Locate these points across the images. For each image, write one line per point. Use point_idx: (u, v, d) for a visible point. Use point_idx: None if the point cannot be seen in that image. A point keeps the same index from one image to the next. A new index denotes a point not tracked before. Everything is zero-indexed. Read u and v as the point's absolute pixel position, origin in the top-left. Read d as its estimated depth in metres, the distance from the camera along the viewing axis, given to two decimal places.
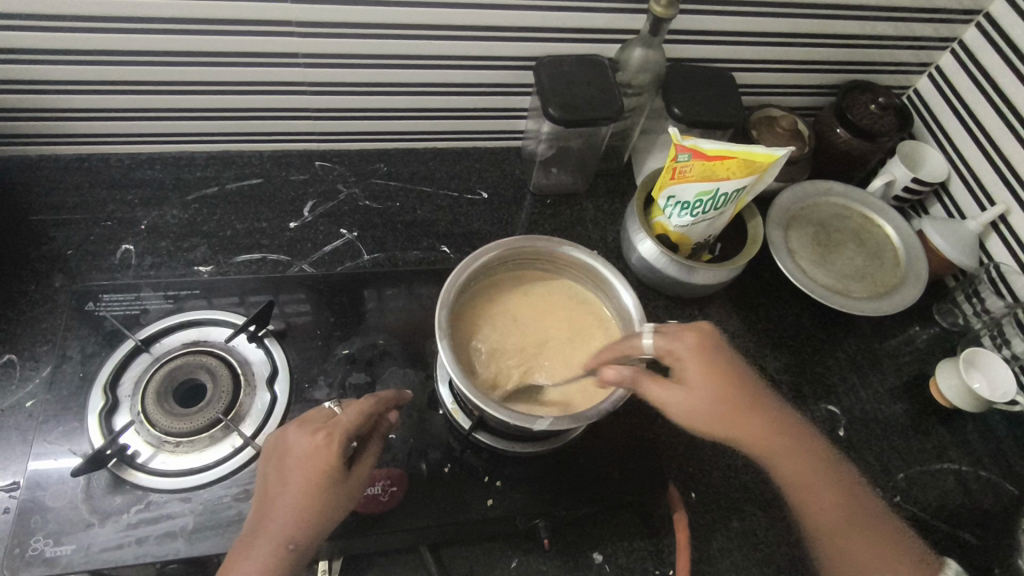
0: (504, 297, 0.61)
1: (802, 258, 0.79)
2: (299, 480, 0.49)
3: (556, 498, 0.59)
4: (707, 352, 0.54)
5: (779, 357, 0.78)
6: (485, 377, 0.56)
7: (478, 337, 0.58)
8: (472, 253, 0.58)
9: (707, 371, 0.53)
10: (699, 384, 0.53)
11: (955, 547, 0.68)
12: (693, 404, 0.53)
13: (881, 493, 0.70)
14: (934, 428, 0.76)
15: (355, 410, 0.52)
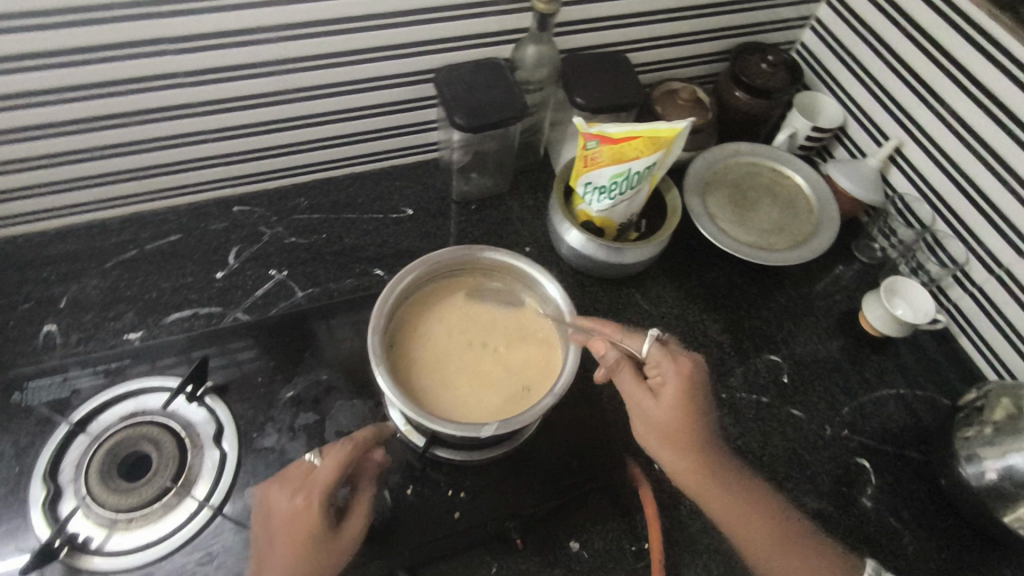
0: (414, 341, 0.59)
1: (721, 220, 0.82)
2: (290, 537, 0.50)
3: (520, 499, 0.60)
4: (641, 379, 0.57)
5: (718, 318, 0.80)
6: (452, 410, 0.56)
7: (423, 388, 0.57)
8: (370, 321, 0.55)
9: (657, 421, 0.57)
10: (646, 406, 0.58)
11: (902, 467, 0.72)
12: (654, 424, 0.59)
13: (831, 430, 0.74)
14: (870, 358, 0.80)
15: (331, 462, 0.52)
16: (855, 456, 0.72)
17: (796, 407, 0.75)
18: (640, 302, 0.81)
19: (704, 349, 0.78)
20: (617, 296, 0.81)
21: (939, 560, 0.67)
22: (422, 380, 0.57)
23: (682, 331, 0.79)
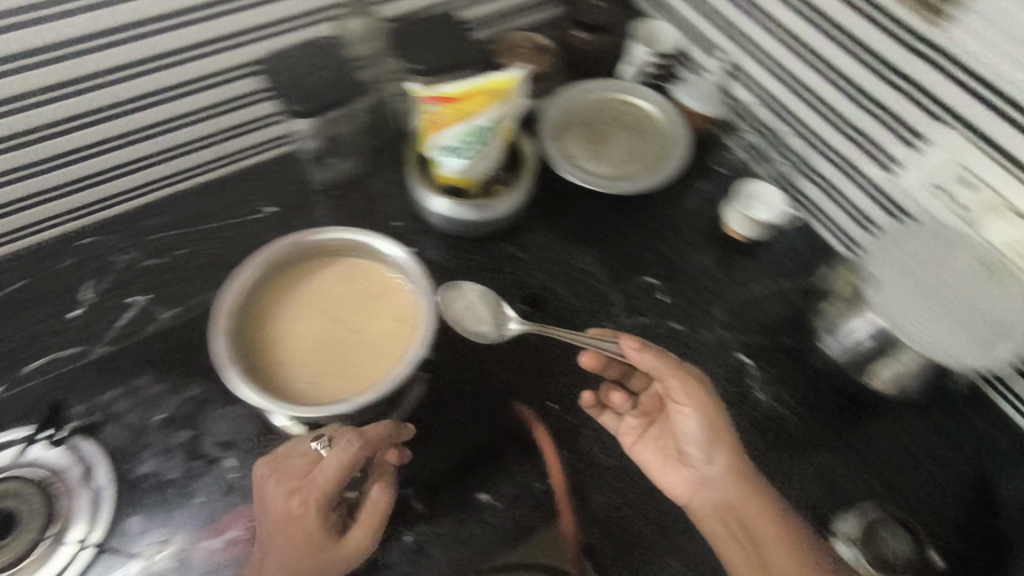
0: (277, 359, 0.59)
1: (579, 159, 0.84)
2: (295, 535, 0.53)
3: None
4: (702, 386, 0.63)
5: (591, 253, 0.84)
6: (347, 382, 0.58)
7: (311, 384, 0.58)
8: (227, 378, 0.54)
9: (712, 432, 0.62)
10: (699, 415, 0.62)
11: (779, 355, 0.77)
12: (694, 437, 0.63)
13: (708, 334, 0.79)
14: (739, 262, 0.84)
15: (332, 465, 0.53)
16: (733, 353, 0.77)
17: (674, 321, 0.79)
18: (517, 254, 0.83)
19: (580, 285, 0.81)
20: (492, 252, 0.83)
21: (820, 430, 0.72)
22: (305, 379, 0.58)
23: (559, 273, 0.82)
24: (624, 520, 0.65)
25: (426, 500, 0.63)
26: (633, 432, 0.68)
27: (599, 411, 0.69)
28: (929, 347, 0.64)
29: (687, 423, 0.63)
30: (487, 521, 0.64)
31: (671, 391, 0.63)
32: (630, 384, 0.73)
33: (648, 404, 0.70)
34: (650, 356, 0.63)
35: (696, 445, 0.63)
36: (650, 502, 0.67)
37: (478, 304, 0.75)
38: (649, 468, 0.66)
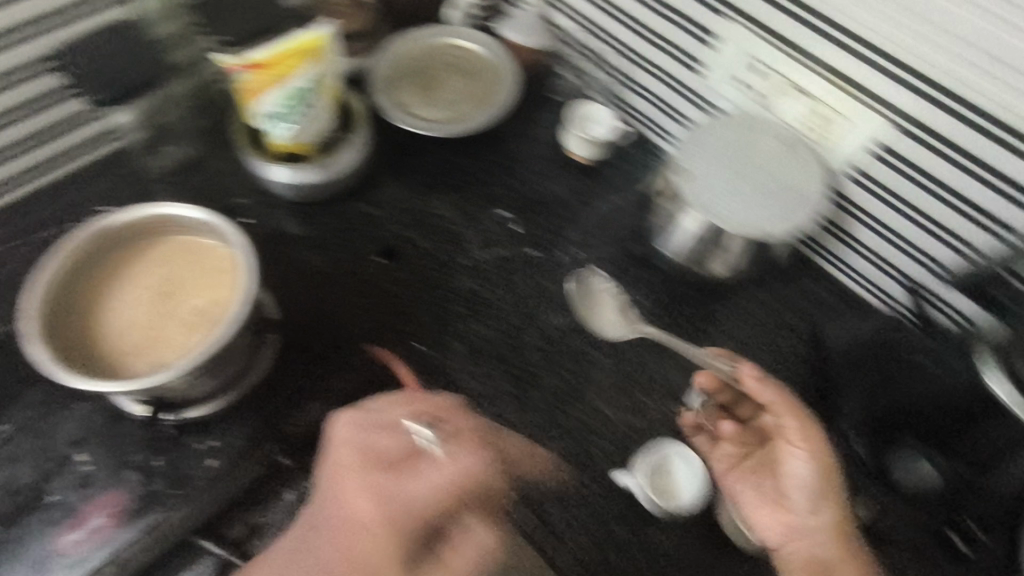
0: (114, 357, 0.59)
1: (414, 107, 0.86)
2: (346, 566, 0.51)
3: (273, 423, 0.64)
4: (823, 444, 0.64)
5: (442, 197, 0.86)
6: (187, 340, 0.60)
7: (155, 361, 0.59)
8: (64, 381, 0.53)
9: (824, 480, 0.64)
10: (811, 460, 0.64)
11: (631, 262, 0.82)
12: (801, 480, 0.65)
13: (566, 255, 0.82)
14: (586, 183, 0.88)
15: (438, 472, 0.49)
16: (588, 267, 0.81)
17: (530, 247, 0.82)
18: (368, 209, 0.84)
19: (435, 228, 0.84)
20: (343, 211, 0.83)
21: (671, 321, 0.78)
22: (147, 358, 0.59)
23: (413, 220, 0.84)
24: None
25: (295, 455, 0.64)
26: (731, 459, 0.70)
27: (698, 432, 0.71)
28: (734, 223, 0.68)
29: (796, 464, 0.65)
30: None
31: (788, 428, 0.65)
32: (735, 414, 0.72)
33: (750, 441, 0.71)
34: (773, 390, 0.65)
35: (805, 493, 0.64)
36: (522, 416, 0.71)
37: (605, 295, 0.79)
38: (744, 500, 0.67)
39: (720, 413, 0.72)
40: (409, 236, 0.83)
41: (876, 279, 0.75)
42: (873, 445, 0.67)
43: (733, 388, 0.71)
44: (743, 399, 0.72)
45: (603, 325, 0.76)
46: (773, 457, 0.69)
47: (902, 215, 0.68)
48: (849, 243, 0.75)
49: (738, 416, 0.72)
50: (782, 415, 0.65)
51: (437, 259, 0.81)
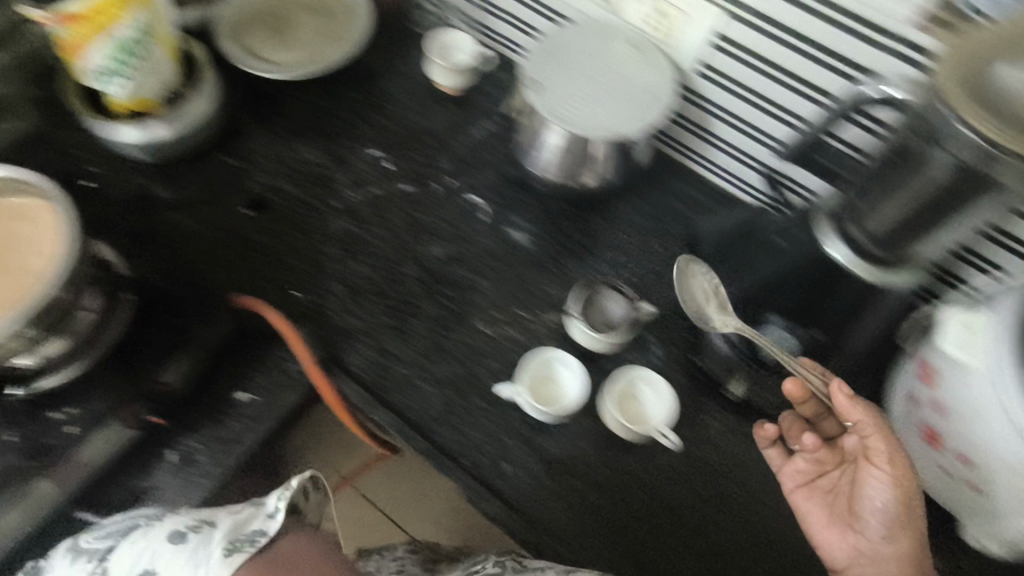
0: None
1: (265, 51, 0.84)
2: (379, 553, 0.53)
3: (134, 379, 0.61)
4: (907, 468, 0.58)
5: (310, 143, 0.84)
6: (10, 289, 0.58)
7: None
8: None
9: (905, 513, 0.56)
10: (892, 485, 0.57)
11: (507, 185, 0.82)
12: (879, 507, 0.57)
13: (439, 186, 0.82)
14: (456, 113, 0.87)
15: None
16: (465, 195, 0.81)
17: (404, 183, 0.82)
18: (232, 162, 0.81)
19: (306, 174, 0.82)
20: (205, 167, 0.80)
21: (549, 237, 0.79)
22: None
23: (282, 169, 0.82)
24: (382, 368, 0.70)
25: (167, 415, 0.63)
26: (802, 478, 0.64)
27: (771, 445, 0.66)
28: (580, 126, 0.67)
29: (871, 488, 0.58)
30: (247, 415, 0.67)
31: (871, 449, 0.58)
32: (818, 427, 0.67)
33: (827, 458, 0.64)
34: (864, 411, 0.59)
35: (881, 520, 0.57)
36: (406, 347, 0.72)
37: (699, 282, 0.69)
38: (809, 517, 0.62)
39: (802, 425, 0.67)
40: (279, 185, 0.81)
41: (743, 174, 0.78)
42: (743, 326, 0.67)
43: (814, 396, 0.65)
44: (826, 411, 0.66)
45: (708, 316, 0.67)
46: (845, 478, 0.62)
47: (754, 104, 0.69)
48: (712, 142, 0.77)
49: (817, 430, 0.67)
50: (872, 441, 0.58)
51: (310, 205, 0.80)
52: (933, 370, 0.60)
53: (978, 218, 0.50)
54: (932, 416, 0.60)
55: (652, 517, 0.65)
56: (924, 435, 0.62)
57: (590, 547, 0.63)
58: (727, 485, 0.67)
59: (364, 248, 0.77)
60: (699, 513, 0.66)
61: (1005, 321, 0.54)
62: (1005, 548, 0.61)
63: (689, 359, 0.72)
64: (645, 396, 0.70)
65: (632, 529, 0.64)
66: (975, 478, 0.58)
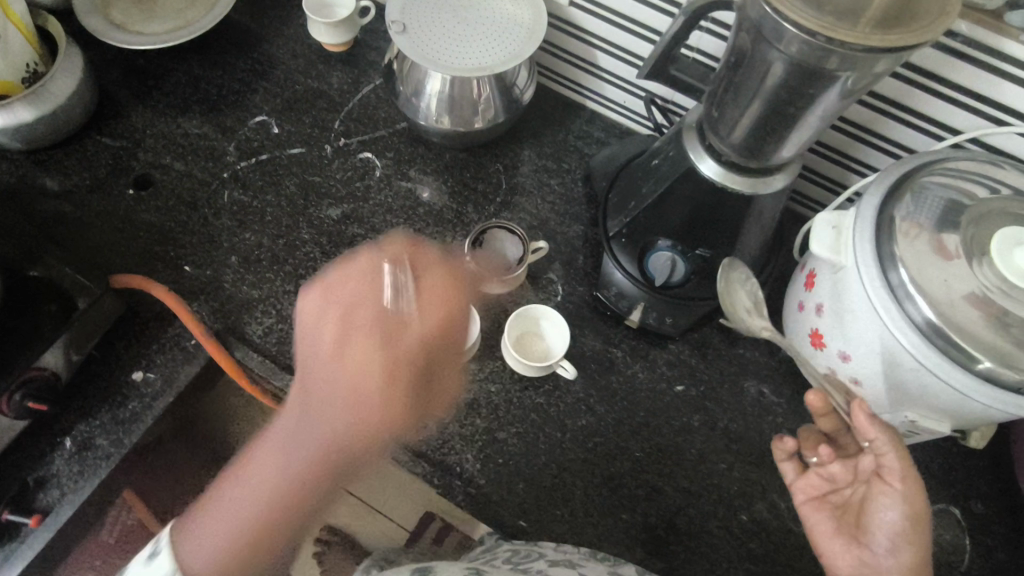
0: None
1: (132, 24, 0.80)
2: (347, 354, 0.50)
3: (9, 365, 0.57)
4: (921, 486, 0.51)
5: (193, 115, 0.81)
6: None
7: None
8: None
9: (917, 528, 0.50)
10: (902, 503, 0.51)
11: (402, 139, 0.81)
12: (891, 527, 0.51)
13: (331, 147, 0.80)
14: (344, 72, 0.85)
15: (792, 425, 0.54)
16: (359, 153, 0.80)
17: (295, 146, 0.80)
18: (112, 143, 0.78)
19: (193, 147, 0.79)
20: (84, 151, 0.78)
21: (448, 189, 0.78)
22: None
23: (165, 144, 0.79)
24: (282, 334, 0.69)
25: (50, 403, 0.61)
26: (813, 491, 0.57)
27: (788, 458, 0.59)
28: (447, 66, 0.67)
29: (882, 506, 0.51)
30: (145, 394, 0.65)
31: (885, 467, 0.52)
32: (837, 442, 0.59)
33: (840, 472, 0.56)
34: (882, 429, 0.51)
35: (887, 534, 0.51)
36: None
37: (742, 296, 0.64)
38: (816, 529, 0.55)
39: (820, 437, 0.60)
40: (163, 160, 0.78)
41: (632, 104, 0.80)
42: (634, 255, 0.67)
43: (835, 408, 0.58)
44: (846, 429, 0.58)
45: (756, 330, 0.63)
46: (858, 495, 0.54)
47: (623, 27, 0.72)
48: (599, 75, 0.80)
49: (835, 445, 0.59)
50: (883, 456, 0.52)
51: (199, 177, 0.77)
52: (813, 275, 0.63)
53: (822, 110, 0.51)
54: (817, 319, 0.62)
55: (561, 449, 0.66)
56: (811, 339, 0.64)
57: (501, 483, 0.64)
58: (635, 410, 0.69)
59: (259, 216, 0.75)
60: (608, 440, 0.67)
61: (866, 216, 0.56)
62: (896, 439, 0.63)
63: (591, 293, 0.74)
64: (545, 329, 0.71)
65: (542, 461, 0.66)
66: (854, 374, 0.60)
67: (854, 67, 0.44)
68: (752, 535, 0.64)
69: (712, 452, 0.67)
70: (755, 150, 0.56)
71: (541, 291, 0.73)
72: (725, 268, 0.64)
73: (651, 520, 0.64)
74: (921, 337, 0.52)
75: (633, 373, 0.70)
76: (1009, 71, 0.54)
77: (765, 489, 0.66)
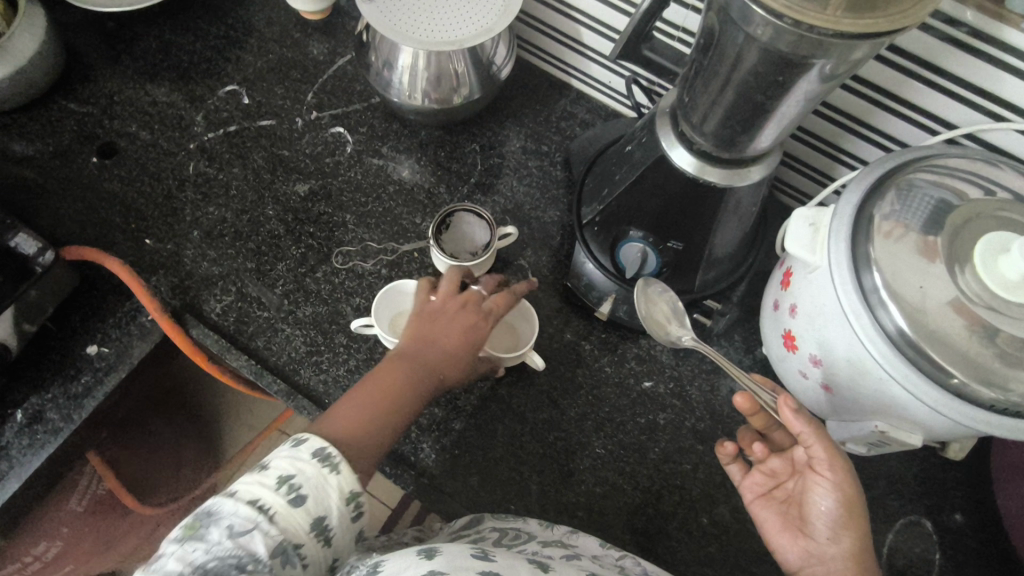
0: None
1: None
2: (448, 308, 0.59)
3: None
4: (851, 470, 0.49)
5: (163, 83, 0.78)
6: None
7: None
8: None
9: (853, 512, 0.49)
10: (836, 491, 0.49)
11: (376, 114, 0.78)
12: (827, 516, 0.49)
13: (302, 119, 0.77)
14: (320, 43, 0.82)
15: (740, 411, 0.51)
16: (330, 127, 0.77)
17: (264, 118, 0.77)
18: (77, 109, 0.76)
19: (161, 116, 0.77)
20: (49, 114, 0.76)
21: (421, 168, 0.76)
22: None
23: (133, 112, 0.77)
24: (241, 312, 0.67)
25: None
26: (760, 488, 0.55)
27: (731, 461, 0.57)
28: (417, 39, 0.63)
29: (817, 496, 0.49)
30: (98, 368, 0.64)
31: (814, 459, 0.49)
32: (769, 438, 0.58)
33: (779, 466, 0.54)
34: (804, 420, 0.49)
35: (825, 522, 0.49)
36: (266, 289, 0.68)
37: (662, 307, 0.64)
38: (763, 527, 0.53)
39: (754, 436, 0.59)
40: (129, 129, 0.76)
41: (616, 85, 0.76)
42: (605, 246, 0.64)
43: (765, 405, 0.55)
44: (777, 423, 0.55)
45: (676, 339, 0.64)
46: (796, 487, 0.53)
47: (606, 2, 0.68)
48: (583, 54, 0.76)
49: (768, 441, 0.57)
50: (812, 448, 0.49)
51: (165, 148, 0.75)
52: (790, 273, 0.60)
53: (801, 98, 0.47)
54: (790, 318, 0.59)
55: (519, 442, 0.64)
56: (784, 340, 0.61)
57: (455, 474, 0.63)
58: (600, 405, 0.66)
59: (224, 189, 0.73)
60: (569, 435, 0.65)
61: (844, 213, 0.52)
62: (867, 447, 0.60)
63: (563, 283, 0.71)
64: (513, 317, 0.68)
65: (499, 454, 0.64)
66: (826, 379, 0.57)
67: (828, 53, 0.40)
68: (712, 538, 0.62)
69: (676, 451, 0.65)
70: (730, 140, 0.53)
71: (510, 278, 0.71)
72: (641, 289, 0.62)
73: (609, 517, 0.62)
74: (893, 348, 0.48)
75: (600, 367, 0.68)
76: (1011, 63, 0.50)
77: (729, 492, 0.63)
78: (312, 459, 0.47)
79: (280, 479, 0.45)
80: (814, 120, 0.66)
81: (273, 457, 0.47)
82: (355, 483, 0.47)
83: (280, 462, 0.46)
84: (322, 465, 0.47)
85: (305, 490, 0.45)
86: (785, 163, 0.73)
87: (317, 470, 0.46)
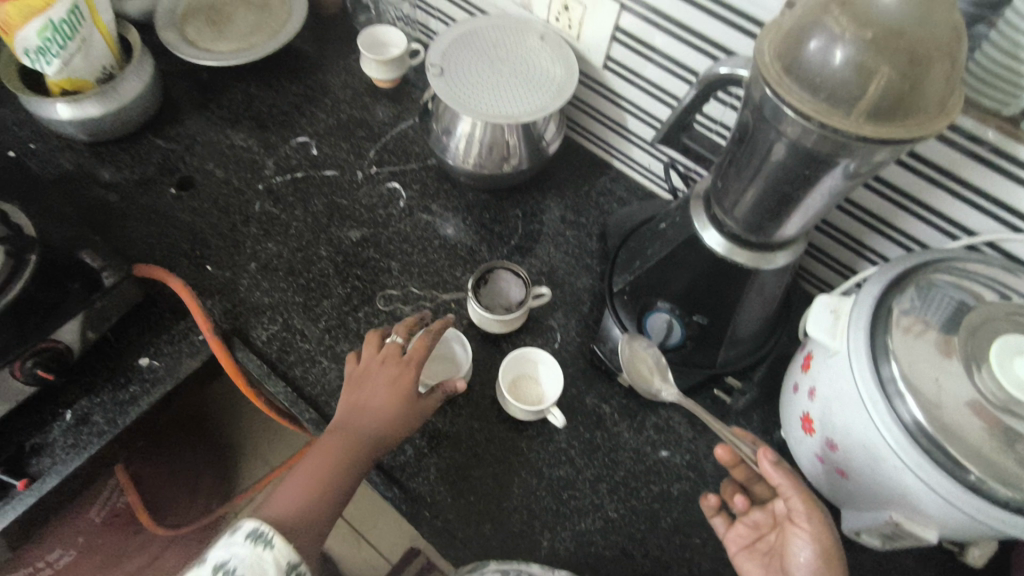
0: None
1: (202, 41, 0.88)
2: (375, 368, 0.63)
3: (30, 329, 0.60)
4: (827, 521, 0.50)
5: (242, 129, 0.87)
6: None
7: None
8: None
9: (833, 564, 0.49)
10: (813, 541, 0.50)
11: (429, 174, 0.85)
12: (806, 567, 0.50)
13: (361, 172, 0.84)
14: (386, 108, 0.90)
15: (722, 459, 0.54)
16: (386, 181, 0.84)
17: (328, 168, 0.84)
18: (163, 145, 0.85)
19: (236, 157, 0.84)
20: (139, 147, 0.84)
21: (465, 227, 0.81)
22: None
23: (212, 152, 0.85)
24: (284, 342, 0.71)
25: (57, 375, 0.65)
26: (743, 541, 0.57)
27: (716, 512, 0.58)
28: (476, 111, 0.70)
29: (795, 546, 0.51)
30: (146, 379, 0.69)
31: (792, 510, 0.51)
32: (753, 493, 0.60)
33: (761, 519, 0.56)
34: (781, 472, 0.51)
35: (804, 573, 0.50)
36: (310, 322, 0.73)
37: (646, 360, 0.67)
38: None
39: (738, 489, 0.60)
40: (206, 166, 0.84)
41: (654, 168, 0.82)
42: (633, 313, 0.68)
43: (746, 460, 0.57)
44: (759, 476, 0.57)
45: (657, 391, 0.66)
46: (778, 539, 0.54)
47: (651, 94, 0.75)
48: (626, 138, 0.82)
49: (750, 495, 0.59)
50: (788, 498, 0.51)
51: (235, 186, 0.82)
52: (810, 357, 0.62)
53: (826, 192, 0.51)
54: (807, 402, 0.61)
55: (533, 496, 0.66)
56: (802, 424, 0.63)
57: (468, 521, 0.64)
58: (614, 469, 0.67)
59: (282, 228, 0.79)
60: (583, 495, 0.66)
61: (865, 305, 0.55)
62: (882, 541, 0.60)
63: (589, 346, 0.74)
64: (540, 373, 0.71)
65: (512, 506, 0.65)
66: (841, 464, 0.58)
67: (852, 153, 0.44)
68: None
69: (687, 523, 0.65)
70: (758, 226, 0.57)
71: (538, 336, 0.74)
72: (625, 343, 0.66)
73: None
74: (908, 437, 0.50)
75: (618, 432, 0.70)
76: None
77: None
78: (245, 541, 0.51)
79: (215, 568, 0.49)
80: (840, 216, 0.70)
81: (209, 552, 0.51)
82: (291, 558, 0.51)
83: (214, 555, 0.50)
84: (256, 544, 0.51)
85: (240, 571, 0.49)
86: (810, 254, 0.76)
87: (251, 550, 0.50)
